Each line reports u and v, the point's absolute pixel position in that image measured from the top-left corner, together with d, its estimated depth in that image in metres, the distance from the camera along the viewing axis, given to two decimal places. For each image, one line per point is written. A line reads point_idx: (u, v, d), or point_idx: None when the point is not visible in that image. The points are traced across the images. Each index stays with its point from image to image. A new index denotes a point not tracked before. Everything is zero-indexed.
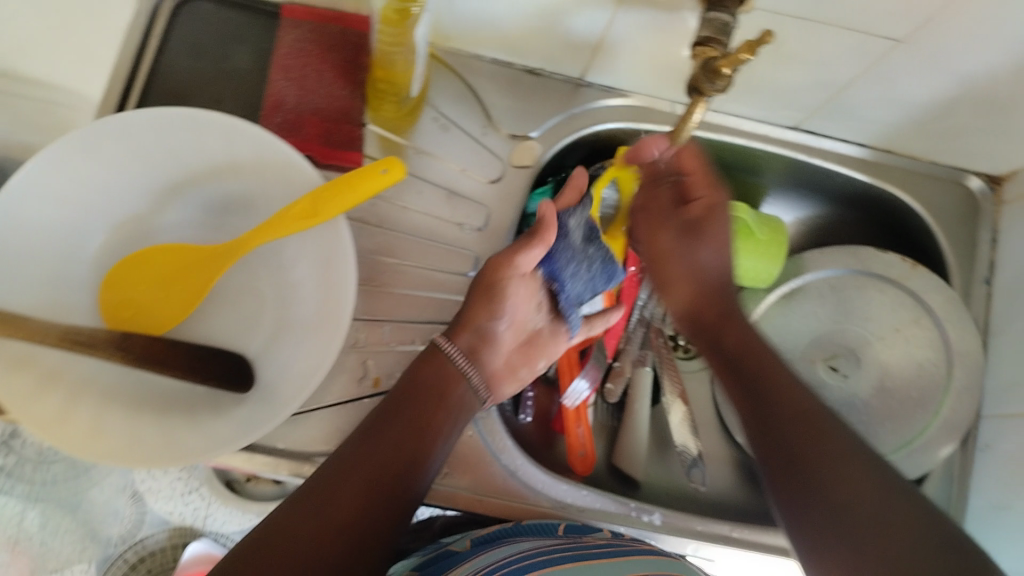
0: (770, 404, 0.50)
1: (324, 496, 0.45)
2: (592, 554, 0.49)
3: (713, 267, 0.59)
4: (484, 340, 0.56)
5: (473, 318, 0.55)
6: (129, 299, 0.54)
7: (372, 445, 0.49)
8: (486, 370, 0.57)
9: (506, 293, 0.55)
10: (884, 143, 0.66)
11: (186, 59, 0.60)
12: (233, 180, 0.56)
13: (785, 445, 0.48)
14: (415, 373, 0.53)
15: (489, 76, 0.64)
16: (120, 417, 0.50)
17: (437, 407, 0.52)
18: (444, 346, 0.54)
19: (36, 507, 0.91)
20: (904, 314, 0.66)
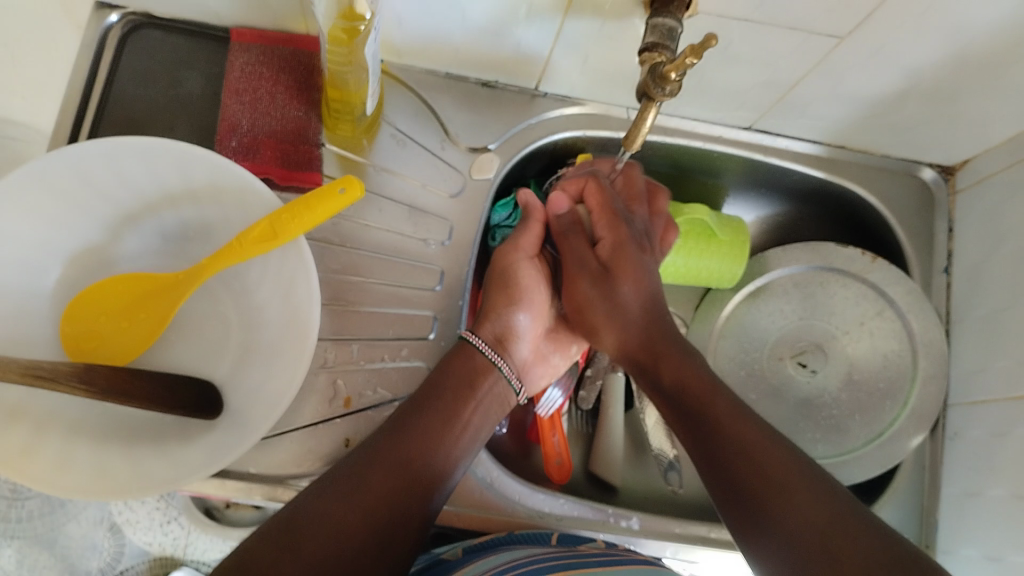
0: (715, 433, 0.49)
1: (351, 485, 0.46)
2: (578, 563, 0.48)
3: (636, 304, 0.56)
4: (510, 332, 0.59)
5: (497, 308, 0.58)
6: (91, 331, 0.53)
7: (404, 436, 0.49)
8: (516, 360, 0.59)
9: (521, 281, 0.59)
10: (837, 140, 0.66)
11: (136, 87, 0.59)
12: (192, 207, 0.55)
13: (733, 475, 0.47)
14: (444, 365, 0.54)
15: (444, 91, 0.64)
16: (86, 450, 0.49)
17: (466, 400, 0.53)
18: (471, 339, 0.56)
19: (11, 546, 0.89)
20: (867, 307, 0.67)
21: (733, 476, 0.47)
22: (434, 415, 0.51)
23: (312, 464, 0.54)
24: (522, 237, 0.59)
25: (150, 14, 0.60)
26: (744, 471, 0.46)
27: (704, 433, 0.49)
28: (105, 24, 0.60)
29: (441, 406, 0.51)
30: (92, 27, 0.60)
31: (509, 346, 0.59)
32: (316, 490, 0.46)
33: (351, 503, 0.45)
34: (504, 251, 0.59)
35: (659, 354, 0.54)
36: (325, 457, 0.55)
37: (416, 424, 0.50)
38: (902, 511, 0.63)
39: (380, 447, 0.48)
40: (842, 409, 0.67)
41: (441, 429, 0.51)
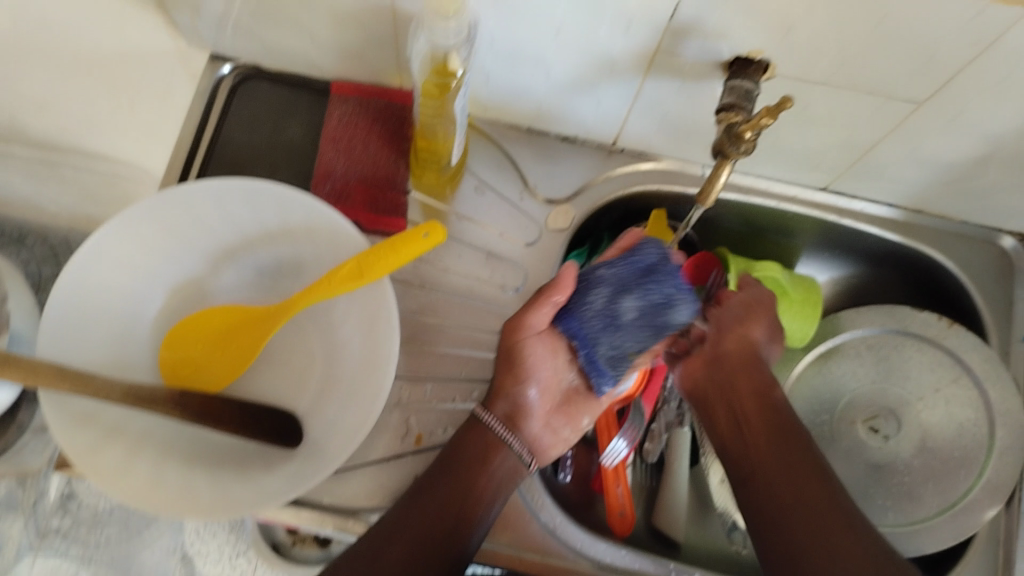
0: (791, 457, 0.51)
1: (374, 552, 0.49)
2: None
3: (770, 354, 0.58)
4: (520, 410, 0.57)
5: (503, 386, 0.57)
6: (186, 358, 0.57)
7: (425, 498, 0.53)
8: (527, 436, 0.58)
9: (529, 358, 0.57)
10: (914, 205, 0.67)
11: (243, 132, 0.64)
12: (286, 247, 0.59)
13: (796, 499, 0.49)
14: (457, 438, 0.56)
15: (526, 144, 0.67)
16: (175, 470, 0.52)
17: (479, 471, 0.54)
18: (481, 416, 0.56)
19: (88, 568, 0.92)
20: (943, 374, 0.66)
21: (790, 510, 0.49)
22: (455, 476, 0.54)
23: (383, 499, 0.56)
24: (532, 315, 0.56)
25: (260, 67, 0.65)
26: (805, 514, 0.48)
27: (785, 454, 0.51)
28: (218, 75, 0.65)
29: (461, 470, 0.54)
30: (205, 79, 0.64)
31: (519, 423, 0.57)
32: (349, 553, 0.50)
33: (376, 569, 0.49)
34: (513, 328, 0.56)
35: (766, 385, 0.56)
36: (394, 491, 0.57)
37: (436, 486, 0.53)
38: None
39: (403, 510, 0.52)
40: (914, 477, 0.65)
41: (459, 487, 0.53)
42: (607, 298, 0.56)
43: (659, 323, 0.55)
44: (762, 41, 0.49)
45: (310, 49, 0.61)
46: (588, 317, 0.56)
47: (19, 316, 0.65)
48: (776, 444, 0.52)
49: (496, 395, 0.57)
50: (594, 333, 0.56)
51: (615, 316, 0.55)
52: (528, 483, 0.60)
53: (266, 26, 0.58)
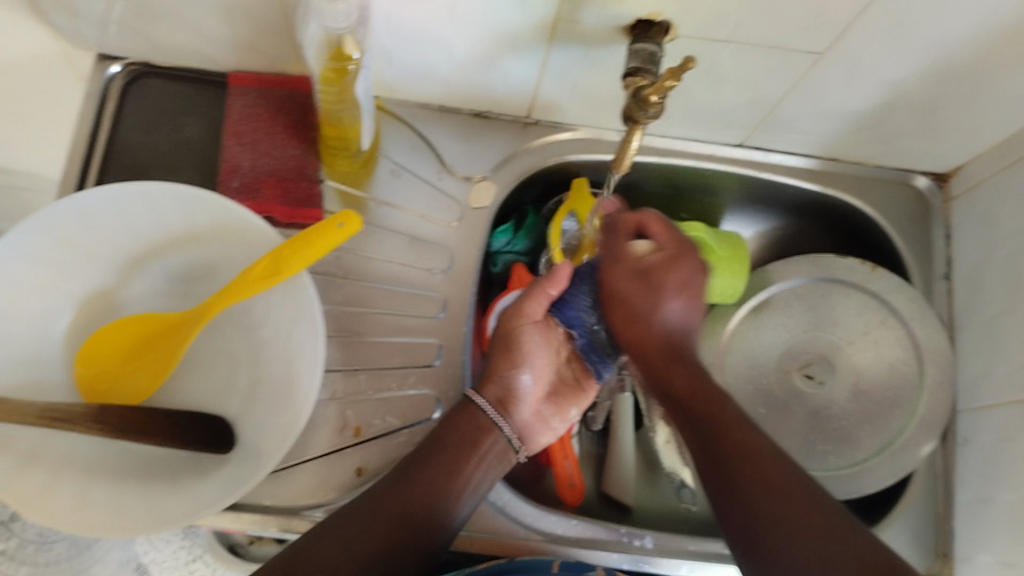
0: (719, 442, 0.49)
1: (354, 530, 0.48)
2: None
3: (657, 321, 0.55)
4: (512, 394, 0.58)
5: (497, 368, 0.58)
6: (104, 372, 0.54)
7: (405, 484, 0.51)
8: (517, 421, 0.58)
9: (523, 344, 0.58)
10: (829, 153, 0.67)
11: (140, 135, 0.61)
12: (199, 249, 0.57)
13: (735, 491, 0.47)
14: (449, 421, 0.55)
15: (439, 122, 0.65)
16: (103, 489, 0.50)
17: (467, 456, 0.53)
18: (473, 399, 0.56)
19: None
20: (871, 316, 0.67)
21: (734, 481, 0.47)
22: (438, 467, 0.52)
23: (325, 493, 0.55)
24: (528, 303, 0.58)
25: (149, 63, 0.62)
26: (749, 479, 0.47)
27: (713, 444, 0.49)
28: (107, 76, 0.61)
29: (450, 460, 0.53)
30: (95, 80, 0.61)
31: (511, 408, 0.58)
32: (314, 538, 0.47)
33: (353, 549, 0.47)
34: (510, 315, 0.58)
35: (675, 357, 0.54)
36: (337, 487, 0.55)
37: (420, 471, 0.52)
38: (916, 522, 0.62)
39: (381, 496, 0.50)
40: (850, 419, 0.66)
41: (442, 477, 0.52)
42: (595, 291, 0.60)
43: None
44: (660, 4, 0.48)
45: (202, 44, 0.58)
46: (581, 308, 0.60)
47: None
48: (702, 442, 0.50)
49: (489, 379, 0.58)
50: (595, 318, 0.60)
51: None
52: None
53: (151, 23, 0.55)
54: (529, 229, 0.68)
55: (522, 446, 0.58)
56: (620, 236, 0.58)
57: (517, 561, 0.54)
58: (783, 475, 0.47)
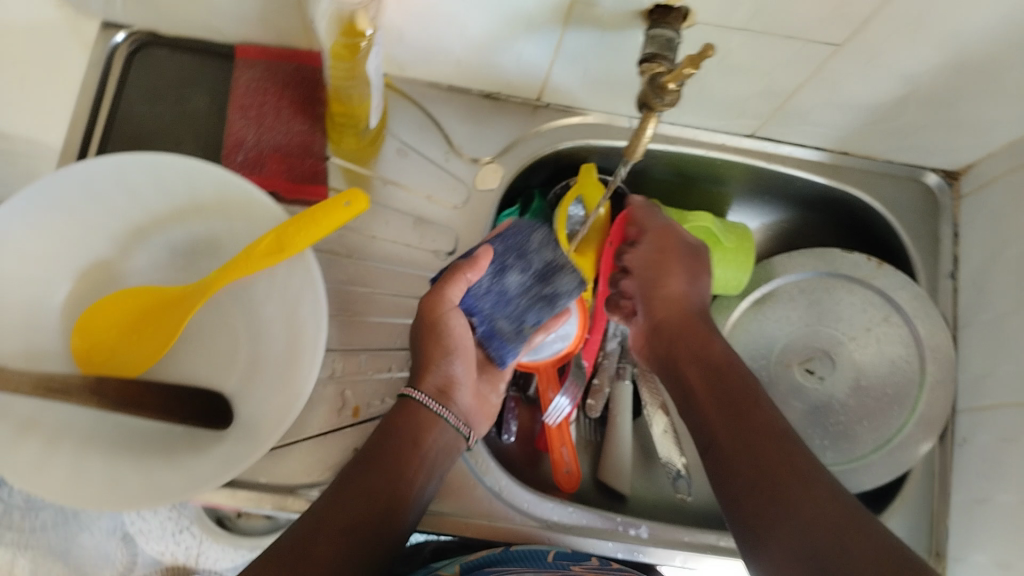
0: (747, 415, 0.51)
1: (321, 519, 0.47)
2: None
3: (700, 294, 0.62)
4: (452, 383, 0.56)
5: (429, 360, 0.55)
6: (100, 344, 0.53)
7: (370, 477, 0.50)
8: (460, 408, 0.57)
9: (450, 331, 0.55)
10: (839, 146, 0.66)
11: (144, 105, 0.60)
12: (200, 223, 0.56)
13: (755, 454, 0.48)
14: (387, 423, 0.53)
15: (447, 102, 0.64)
16: (101, 462, 0.50)
17: (412, 453, 0.52)
18: (413, 395, 0.54)
19: (26, 554, 0.88)
20: (874, 313, 0.67)
21: (756, 442, 0.49)
22: (397, 462, 0.51)
23: (322, 473, 0.55)
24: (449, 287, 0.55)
25: (154, 33, 0.61)
26: (769, 444, 0.49)
27: (737, 414, 0.51)
28: (111, 44, 0.60)
29: (394, 465, 0.51)
30: (99, 49, 0.60)
31: (451, 396, 0.56)
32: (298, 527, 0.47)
33: (332, 531, 0.47)
34: (433, 304, 0.54)
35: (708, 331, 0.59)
36: (335, 466, 0.55)
37: (386, 464, 0.51)
38: (911, 519, 0.62)
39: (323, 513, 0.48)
40: (850, 415, 0.66)
41: (383, 487, 0.50)
42: (495, 274, 0.57)
43: (552, 292, 0.57)
44: None
45: (208, 14, 0.57)
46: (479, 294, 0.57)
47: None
48: (726, 409, 0.52)
49: (425, 372, 0.55)
50: (489, 309, 0.57)
51: (506, 292, 0.57)
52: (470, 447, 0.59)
53: None
54: (535, 213, 0.67)
55: (468, 430, 0.57)
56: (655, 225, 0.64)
57: (514, 551, 0.55)
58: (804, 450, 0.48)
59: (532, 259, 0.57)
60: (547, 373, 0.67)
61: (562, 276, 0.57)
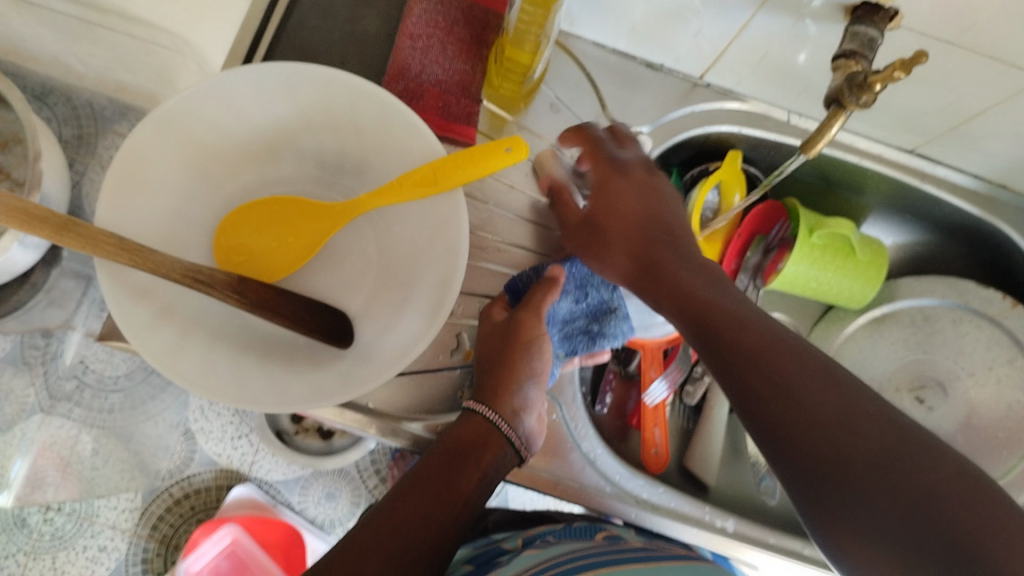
0: (740, 360, 0.40)
1: (390, 515, 0.45)
2: (645, 556, 0.51)
3: (623, 220, 0.51)
4: (526, 407, 0.52)
5: (511, 378, 0.51)
6: (241, 245, 0.54)
7: (434, 478, 0.47)
8: (525, 433, 0.52)
9: (541, 350, 0.52)
10: (999, 177, 0.64)
11: (314, 17, 0.61)
12: (353, 144, 0.55)
13: (773, 422, 0.37)
14: (453, 437, 0.49)
15: (609, 65, 0.64)
16: (228, 360, 0.50)
17: (478, 464, 0.48)
18: (478, 411, 0.50)
19: (91, 433, 0.85)
20: (999, 353, 0.65)
21: (765, 409, 0.38)
22: (459, 466, 0.48)
23: (426, 409, 0.56)
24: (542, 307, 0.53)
25: None
26: (779, 408, 0.37)
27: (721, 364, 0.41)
28: None
29: (434, 487, 0.47)
30: None
31: (519, 419, 0.51)
32: (368, 525, 0.44)
33: (404, 523, 0.45)
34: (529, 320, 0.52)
35: (651, 263, 0.49)
36: (440, 400, 0.56)
37: (450, 469, 0.48)
38: None
39: (354, 542, 0.43)
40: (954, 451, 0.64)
41: (417, 517, 0.45)
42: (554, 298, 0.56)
43: (597, 331, 0.58)
44: None
45: None
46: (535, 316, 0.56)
47: (47, 176, 0.66)
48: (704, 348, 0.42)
49: (501, 391, 0.50)
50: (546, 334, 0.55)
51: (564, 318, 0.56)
52: (571, 411, 0.59)
53: None
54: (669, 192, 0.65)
55: (526, 456, 0.53)
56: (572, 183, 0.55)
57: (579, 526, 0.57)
58: (814, 391, 0.37)
59: (590, 293, 0.57)
60: (653, 353, 0.66)
61: (612, 320, 0.58)
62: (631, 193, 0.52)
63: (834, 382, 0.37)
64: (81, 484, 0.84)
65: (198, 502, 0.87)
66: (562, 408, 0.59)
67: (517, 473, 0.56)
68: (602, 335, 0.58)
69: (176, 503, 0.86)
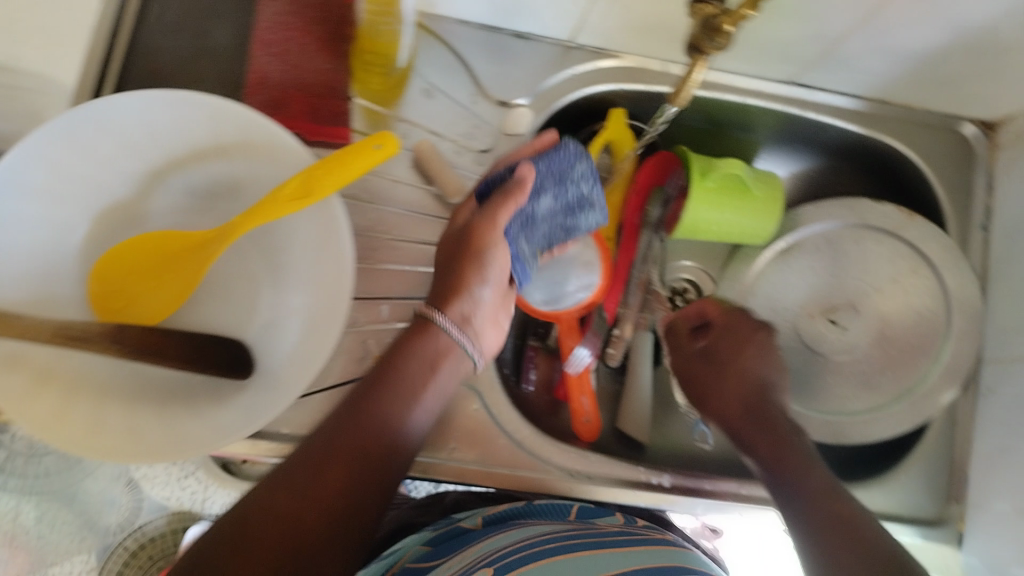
0: (798, 487, 0.49)
1: (339, 433, 0.45)
2: (608, 542, 0.51)
3: (760, 370, 0.58)
4: (476, 311, 0.52)
5: (460, 284, 0.51)
6: (120, 290, 0.52)
7: (383, 387, 0.48)
8: (478, 337, 0.53)
9: (493, 257, 0.52)
10: (878, 94, 0.65)
11: (163, 39, 0.58)
12: (220, 165, 0.54)
13: (812, 532, 0.46)
14: (405, 342, 0.50)
15: (479, 43, 0.62)
16: (121, 411, 0.50)
17: (427, 376, 0.49)
18: (436, 318, 0.50)
19: (30, 502, 0.84)
20: (902, 264, 0.66)
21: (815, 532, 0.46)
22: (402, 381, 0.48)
23: None
24: (505, 215, 0.51)
25: None
26: (824, 527, 0.45)
27: (786, 491, 0.49)
28: None
29: (381, 403, 0.47)
30: None
31: (472, 326, 0.52)
32: (316, 442, 0.45)
33: (350, 441, 0.45)
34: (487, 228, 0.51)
35: (756, 411, 0.55)
36: None
37: (395, 384, 0.48)
38: (930, 470, 0.64)
39: (305, 458, 0.44)
40: (873, 366, 0.66)
41: (359, 439, 0.45)
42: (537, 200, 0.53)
43: (571, 225, 0.56)
44: None
45: None
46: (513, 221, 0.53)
47: None
48: (777, 482, 0.50)
49: (454, 295, 0.51)
50: (519, 235, 0.54)
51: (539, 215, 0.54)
52: (493, 399, 0.61)
53: None
54: None
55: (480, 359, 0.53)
56: (698, 334, 0.62)
57: (539, 506, 0.60)
58: (857, 527, 0.45)
59: (568, 188, 0.54)
60: (569, 323, 0.66)
61: (589, 213, 0.56)
62: (750, 349, 0.58)
63: (855, 520, 0.45)
64: (32, 556, 0.85)
65: (154, 551, 0.87)
66: (484, 397, 0.61)
67: (444, 468, 0.58)
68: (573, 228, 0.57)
69: (132, 555, 0.87)
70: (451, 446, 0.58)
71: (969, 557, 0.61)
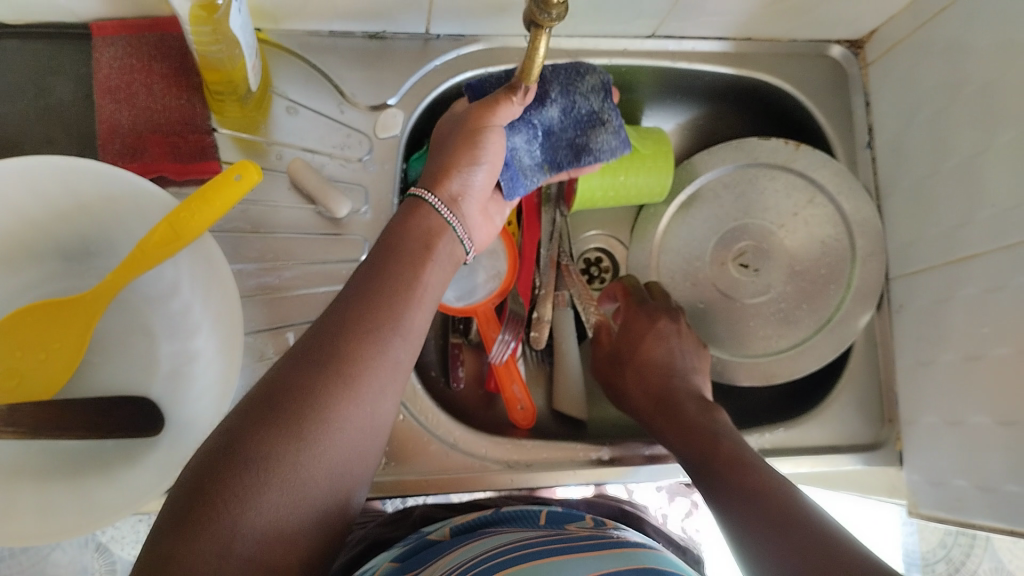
0: (706, 450, 0.49)
1: (345, 312, 0.43)
2: (567, 550, 0.46)
3: (667, 352, 0.59)
4: (465, 191, 0.53)
5: (454, 163, 0.52)
6: (10, 367, 0.49)
7: (386, 268, 0.46)
8: (466, 218, 0.54)
9: (488, 142, 0.52)
10: (742, 33, 0.65)
11: (4, 105, 0.56)
12: (87, 223, 0.52)
13: (718, 485, 0.46)
14: (399, 223, 0.49)
15: (334, 51, 0.60)
16: (32, 491, 0.48)
17: (423, 261, 0.47)
18: (425, 198, 0.50)
19: None
20: (799, 196, 0.67)
21: (720, 484, 0.46)
22: (399, 266, 0.46)
23: None
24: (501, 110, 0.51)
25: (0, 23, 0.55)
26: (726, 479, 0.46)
27: (696, 460, 0.50)
28: None
29: (387, 278, 0.45)
30: None
31: (460, 206, 0.53)
32: (324, 324, 0.43)
33: (358, 318, 0.43)
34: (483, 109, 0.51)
35: (664, 400, 0.57)
36: None
37: (394, 266, 0.46)
38: (861, 394, 0.65)
39: (316, 338, 0.42)
40: (789, 302, 0.67)
41: (366, 317, 0.43)
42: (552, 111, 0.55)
43: (582, 145, 0.57)
44: None
45: None
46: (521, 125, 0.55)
47: None
48: (689, 454, 0.51)
49: (445, 171, 0.52)
50: (520, 139, 0.56)
51: (546, 125, 0.56)
52: (418, 404, 0.60)
53: None
54: None
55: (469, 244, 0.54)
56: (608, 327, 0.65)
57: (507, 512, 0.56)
58: (753, 475, 0.45)
59: (579, 103, 0.56)
60: (487, 314, 0.65)
61: (599, 132, 0.56)
62: (649, 338, 0.60)
63: (750, 466, 0.46)
64: None
65: None
66: (407, 404, 0.59)
67: (382, 484, 0.57)
68: (582, 151, 0.57)
69: None
70: (385, 461, 0.58)
71: (911, 474, 0.62)
